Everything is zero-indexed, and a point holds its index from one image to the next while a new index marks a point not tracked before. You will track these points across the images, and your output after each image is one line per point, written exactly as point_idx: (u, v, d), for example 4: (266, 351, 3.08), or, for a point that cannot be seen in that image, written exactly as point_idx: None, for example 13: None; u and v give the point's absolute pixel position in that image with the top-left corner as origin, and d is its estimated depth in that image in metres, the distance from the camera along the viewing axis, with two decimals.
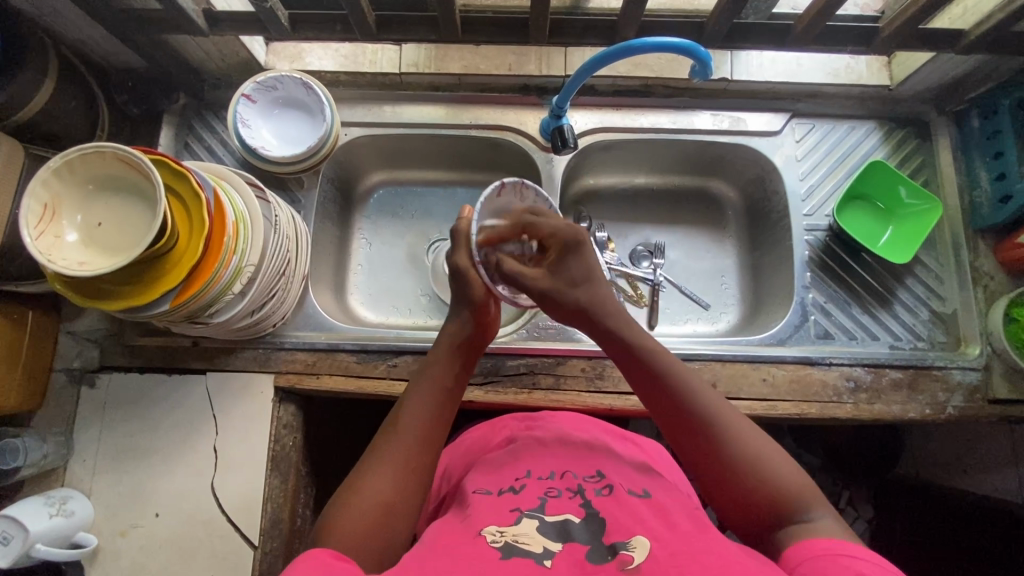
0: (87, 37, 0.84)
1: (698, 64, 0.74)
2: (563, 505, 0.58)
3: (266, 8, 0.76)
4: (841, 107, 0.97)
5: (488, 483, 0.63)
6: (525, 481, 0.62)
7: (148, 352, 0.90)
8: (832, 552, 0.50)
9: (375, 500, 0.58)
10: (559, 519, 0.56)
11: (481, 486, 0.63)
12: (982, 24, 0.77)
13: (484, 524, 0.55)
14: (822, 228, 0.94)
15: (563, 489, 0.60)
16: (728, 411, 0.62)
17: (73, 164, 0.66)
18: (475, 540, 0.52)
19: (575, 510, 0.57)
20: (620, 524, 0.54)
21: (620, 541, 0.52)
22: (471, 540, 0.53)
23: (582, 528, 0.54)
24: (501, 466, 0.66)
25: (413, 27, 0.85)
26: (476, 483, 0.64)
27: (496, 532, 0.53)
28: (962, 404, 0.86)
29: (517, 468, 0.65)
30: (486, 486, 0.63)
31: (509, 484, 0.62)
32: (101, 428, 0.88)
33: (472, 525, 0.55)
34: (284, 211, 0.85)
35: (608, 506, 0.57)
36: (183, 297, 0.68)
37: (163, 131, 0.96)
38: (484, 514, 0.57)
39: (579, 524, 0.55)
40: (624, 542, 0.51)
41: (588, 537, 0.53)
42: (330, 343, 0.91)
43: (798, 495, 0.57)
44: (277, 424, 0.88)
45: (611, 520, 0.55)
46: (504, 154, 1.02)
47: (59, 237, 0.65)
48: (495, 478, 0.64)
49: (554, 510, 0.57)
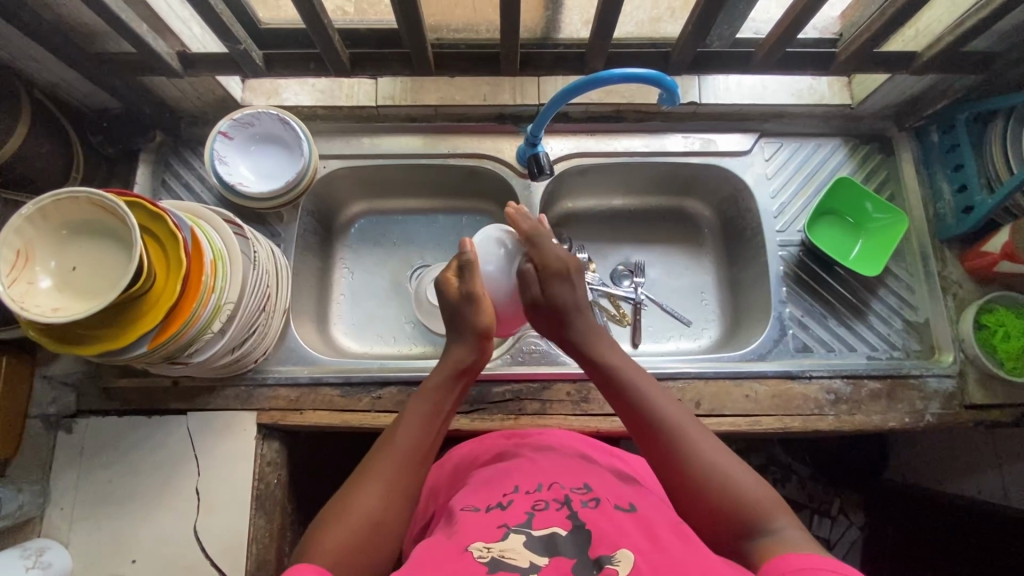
0: (59, 79, 0.84)
1: (665, 92, 0.75)
2: (550, 518, 0.58)
3: (240, 50, 0.77)
4: (807, 126, 1.00)
5: (476, 499, 0.63)
6: (512, 497, 0.62)
7: (126, 394, 0.89)
8: (806, 568, 0.49)
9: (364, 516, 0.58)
10: (546, 532, 0.56)
11: (469, 503, 0.63)
12: (933, 47, 0.80)
13: (472, 539, 0.55)
14: (795, 243, 0.96)
15: (550, 501, 0.60)
16: (678, 409, 0.67)
17: (46, 210, 0.66)
18: (463, 554, 0.53)
19: (562, 522, 0.57)
20: (606, 535, 0.55)
21: (605, 554, 0.52)
22: (458, 555, 0.53)
23: (569, 541, 0.54)
24: (489, 481, 0.66)
25: (387, 63, 0.87)
26: (463, 499, 0.64)
27: (482, 547, 0.54)
28: (940, 411, 0.88)
29: (505, 484, 0.65)
30: (474, 502, 0.62)
31: (496, 501, 0.62)
32: (79, 475, 0.86)
33: (459, 541, 0.56)
34: (262, 245, 0.85)
35: (594, 518, 0.57)
36: (162, 337, 0.68)
37: (139, 171, 0.96)
38: (471, 530, 0.57)
39: (567, 536, 0.55)
40: (609, 555, 0.52)
41: (575, 549, 0.53)
42: (313, 377, 0.90)
43: (757, 509, 0.57)
44: (260, 462, 0.87)
45: (597, 531, 0.55)
46: (483, 181, 1.03)
47: (32, 283, 0.65)
48: (482, 494, 0.64)
49: (540, 524, 0.57)
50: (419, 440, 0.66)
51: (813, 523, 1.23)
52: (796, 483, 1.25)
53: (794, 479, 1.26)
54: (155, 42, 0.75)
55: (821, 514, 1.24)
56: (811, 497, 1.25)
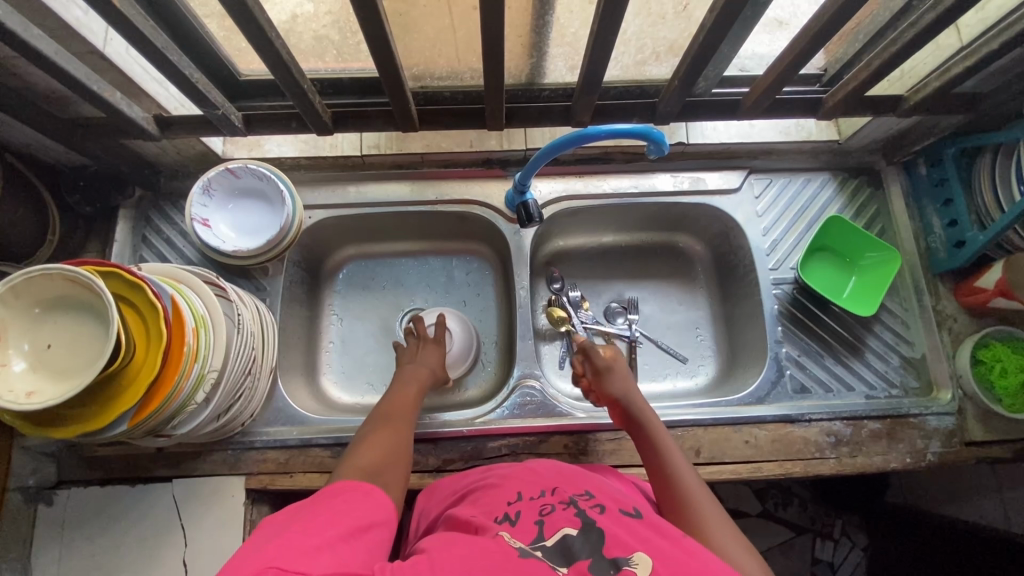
0: (34, 144, 0.82)
1: (653, 144, 0.74)
2: (560, 520, 0.56)
3: (218, 114, 0.75)
4: (795, 162, 1.00)
5: (481, 508, 0.61)
6: (518, 503, 0.60)
7: (108, 462, 0.86)
8: None
9: (384, 444, 0.72)
10: (558, 537, 0.54)
11: (475, 510, 0.61)
12: (919, 91, 0.79)
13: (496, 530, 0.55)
14: (788, 281, 0.96)
15: (556, 504, 0.59)
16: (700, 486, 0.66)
17: (18, 288, 0.62)
18: (493, 540, 0.53)
19: (572, 523, 0.55)
20: (620, 538, 0.53)
21: (621, 556, 0.50)
22: (487, 541, 0.52)
23: (581, 539, 0.53)
24: (488, 492, 0.64)
25: (370, 119, 0.86)
26: (468, 508, 0.62)
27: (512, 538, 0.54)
28: (941, 450, 0.87)
29: (507, 491, 0.63)
30: (478, 511, 0.60)
31: (503, 506, 0.60)
32: (61, 550, 0.83)
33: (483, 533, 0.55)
34: (247, 306, 0.83)
35: (606, 520, 0.56)
36: (141, 416, 0.65)
37: (119, 228, 0.94)
38: (488, 528, 0.56)
39: (578, 536, 0.53)
40: (626, 558, 0.50)
41: (589, 548, 0.52)
42: (302, 439, 0.87)
43: None
44: (251, 529, 0.84)
45: (609, 533, 0.54)
46: (472, 225, 1.02)
47: (3, 366, 0.61)
48: (488, 503, 0.62)
49: (550, 529, 0.55)
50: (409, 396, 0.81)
51: (815, 546, 1.22)
52: (797, 507, 1.24)
53: (795, 503, 1.24)
54: (129, 109, 0.73)
55: (824, 537, 1.22)
56: (813, 519, 1.23)
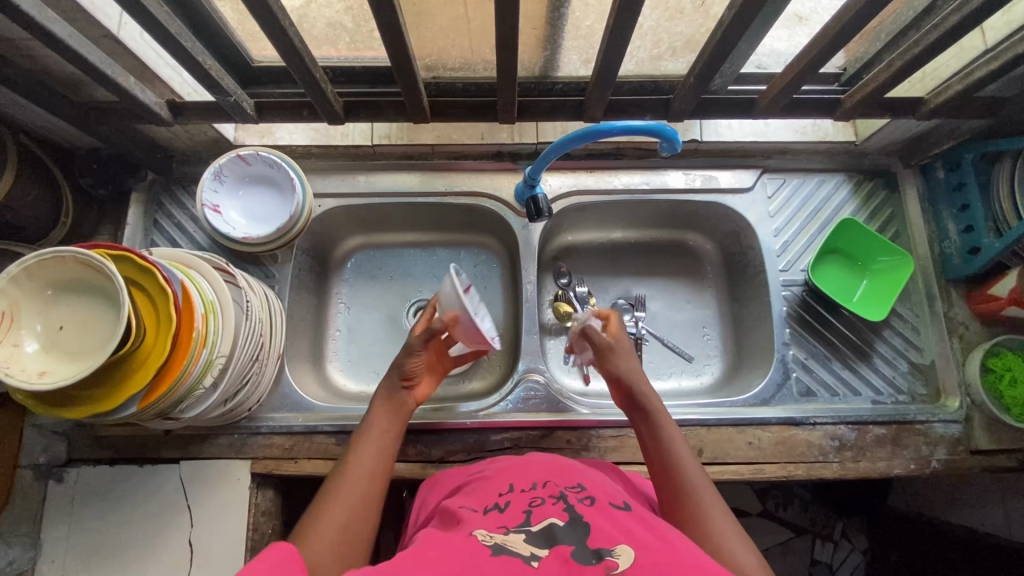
0: (48, 126, 0.83)
1: (665, 142, 0.73)
2: (548, 512, 0.56)
3: (231, 101, 0.75)
4: (810, 163, 0.99)
5: (473, 500, 0.61)
6: (508, 496, 0.60)
7: (117, 442, 0.87)
8: None
9: (358, 480, 0.65)
10: (544, 525, 0.54)
11: (466, 503, 0.61)
12: (939, 94, 0.78)
13: (475, 527, 0.55)
14: (799, 283, 0.95)
15: (546, 496, 0.59)
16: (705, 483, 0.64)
17: (31, 270, 0.63)
18: (466, 540, 0.52)
19: (559, 514, 0.55)
20: (604, 532, 0.53)
21: (604, 547, 0.50)
22: (464, 540, 0.52)
23: (566, 530, 0.53)
24: (481, 486, 0.64)
25: (381, 109, 0.86)
26: (460, 502, 0.62)
27: (486, 533, 0.53)
28: (946, 457, 0.86)
29: (498, 484, 0.63)
30: (469, 504, 0.61)
31: (492, 500, 0.60)
32: (70, 526, 0.84)
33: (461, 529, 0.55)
34: (255, 293, 0.84)
35: (592, 514, 0.56)
36: (150, 398, 0.66)
37: (131, 212, 0.95)
38: (472, 520, 0.56)
39: (563, 526, 0.53)
40: (608, 550, 0.50)
41: (574, 538, 0.52)
42: (308, 426, 0.88)
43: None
44: (255, 512, 0.86)
45: (595, 527, 0.53)
46: (480, 217, 1.02)
47: (17, 346, 0.62)
48: (479, 496, 0.62)
49: (537, 519, 0.55)
50: (394, 417, 0.73)
51: (814, 548, 1.21)
52: (797, 508, 1.23)
53: (795, 504, 1.23)
54: (142, 93, 0.73)
55: (823, 538, 1.22)
56: (813, 521, 1.23)
